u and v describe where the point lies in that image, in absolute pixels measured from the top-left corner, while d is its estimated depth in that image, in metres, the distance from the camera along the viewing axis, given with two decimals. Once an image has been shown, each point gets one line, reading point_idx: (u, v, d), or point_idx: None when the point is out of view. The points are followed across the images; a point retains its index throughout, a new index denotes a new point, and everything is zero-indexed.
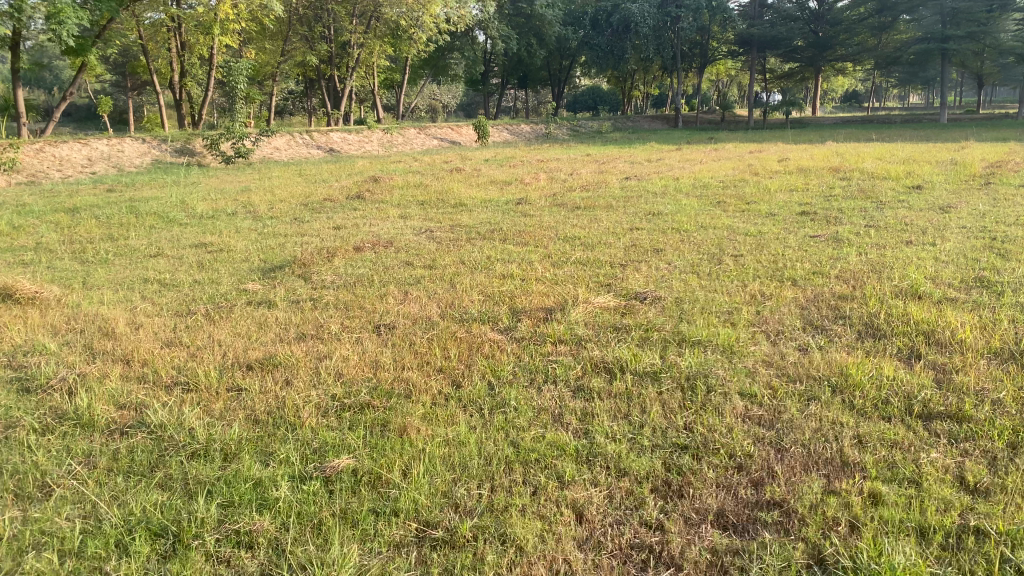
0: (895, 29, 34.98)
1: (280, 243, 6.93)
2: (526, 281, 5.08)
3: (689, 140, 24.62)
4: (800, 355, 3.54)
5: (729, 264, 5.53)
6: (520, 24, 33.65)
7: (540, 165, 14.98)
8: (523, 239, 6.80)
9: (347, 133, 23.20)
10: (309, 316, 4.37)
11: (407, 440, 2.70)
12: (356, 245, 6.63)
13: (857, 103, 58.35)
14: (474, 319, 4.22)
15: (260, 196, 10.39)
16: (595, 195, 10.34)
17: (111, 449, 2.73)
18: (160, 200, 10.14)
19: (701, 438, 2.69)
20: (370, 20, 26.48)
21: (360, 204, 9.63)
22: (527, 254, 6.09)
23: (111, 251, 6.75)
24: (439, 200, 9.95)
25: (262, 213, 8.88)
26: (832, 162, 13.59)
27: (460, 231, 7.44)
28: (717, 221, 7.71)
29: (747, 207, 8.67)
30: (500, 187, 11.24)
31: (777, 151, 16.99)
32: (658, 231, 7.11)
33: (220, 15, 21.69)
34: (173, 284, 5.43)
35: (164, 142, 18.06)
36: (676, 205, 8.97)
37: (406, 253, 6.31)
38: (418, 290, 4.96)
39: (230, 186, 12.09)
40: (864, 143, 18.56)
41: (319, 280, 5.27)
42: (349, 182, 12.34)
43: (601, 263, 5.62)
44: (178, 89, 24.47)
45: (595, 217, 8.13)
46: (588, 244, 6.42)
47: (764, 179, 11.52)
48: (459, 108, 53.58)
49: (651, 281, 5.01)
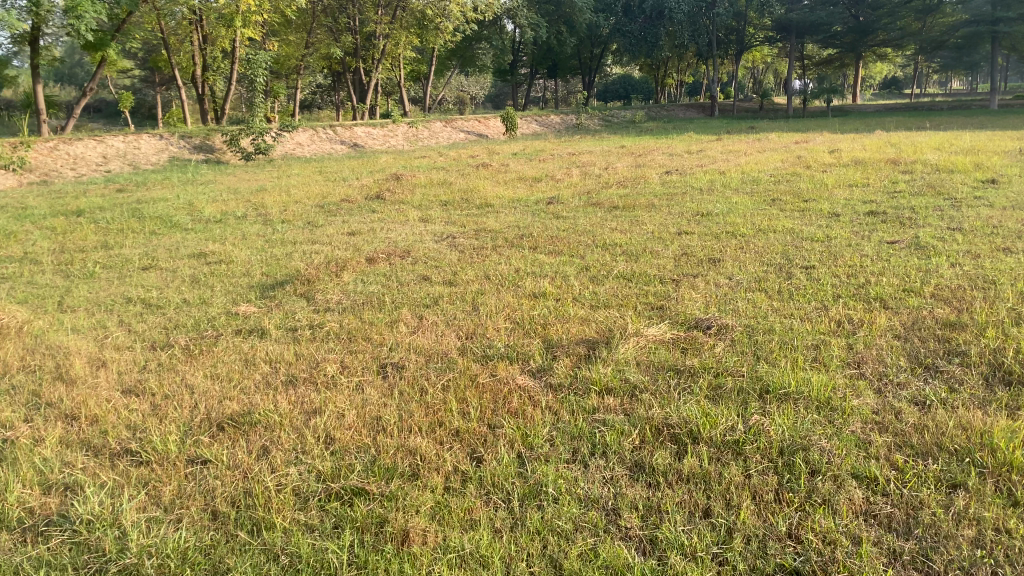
0: (939, 12, 33.56)
1: (285, 253, 6.26)
2: (563, 304, 4.33)
3: (726, 130, 23.67)
4: (921, 414, 2.75)
5: (801, 279, 4.74)
6: (550, 13, 32.80)
7: (572, 160, 14.21)
8: (557, 247, 6.06)
9: (372, 128, 22.55)
10: (305, 352, 3.66)
11: (407, 557, 1.97)
12: (370, 255, 5.92)
13: (895, 90, 56.70)
14: (502, 356, 3.48)
15: (273, 197, 9.73)
16: (633, 192, 9.57)
17: (12, 564, 2.03)
18: (168, 202, 9.54)
19: (819, 559, 1.92)
20: (396, 11, 25.80)
21: (379, 206, 8.93)
22: (562, 266, 5.35)
23: (100, 262, 6.11)
24: (465, 200, 9.24)
25: (274, 217, 8.22)
26: (887, 154, 12.66)
27: (487, 236, 6.71)
28: (774, 223, 6.91)
29: (804, 206, 7.85)
30: (529, 184, 10.49)
31: (822, 142, 16.05)
32: (710, 235, 6.33)
33: (241, 7, 21.11)
34: (159, 305, 4.75)
35: (183, 139, 17.52)
36: (725, 204, 8.17)
37: (425, 265, 5.60)
38: (435, 314, 4.23)
39: (246, 185, 11.46)
40: (918, 133, 17.49)
41: (322, 300, 4.57)
42: (370, 180, 11.65)
43: (651, 278, 4.88)
44: (200, 84, 23.98)
45: (635, 219, 7.36)
46: (632, 253, 5.67)
47: (816, 173, 10.66)
48: (487, 100, 52.96)
49: (712, 303, 4.25)
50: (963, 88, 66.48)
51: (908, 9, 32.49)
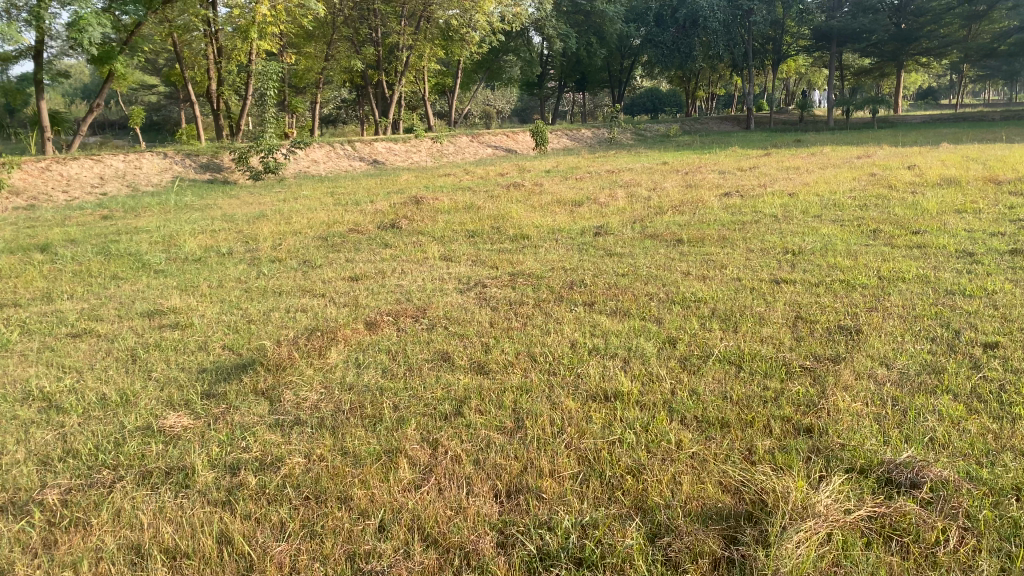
0: (988, 18, 31.57)
1: (264, 311, 4.80)
2: (656, 418, 2.83)
3: (772, 143, 22.15)
4: None
5: (1000, 371, 3.19)
6: (579, 22, 31.42)
7: (613, 179, 12.75)
8: (620, 305, 4.54)
9: (392, 143, 21.23)
10: (240, 534, 2.17)
11: None
12: (370, 316, 4.46)
13: (934, 101, 54.43)
14: (570, 561, 1.96)
15: (271, 227, 8.32)
16: (694, 218, 8.14)
17: None
18: (150, 234, 8.17)
19: None
20: (420, 21, 24.34)
21: (394, 238, 7.49)
22: (638, 337, 3.86)
23: (24, 326, 4.69)
24: (494, 229, 7.82)
25: (265, 254, 6.78)
26: (974, 170, 11.06)
27: (524, 285, 5.23)
28: (897, 265, 5.36)
29: (917, 239, 6.31)
30: (569, 210, 9.02)
31: (888, 157, 14.37)
32: (822, 287, 4.79)
33: (256, 17, 19.82)
34: (59, 407, 3.29)
35: (189, 157, 16.26)
36: (817, 238, 6.62)
37: (445, 334, 4.13)
38: (457, 437, 2.75)
39: (246, 211, 10.09)
40: (991, 144, 15.84)
41: (294, 407, 3.12)
42: (386, 203, 10.19)
43: (771, 365, 3.39)
44: (215, 98, 22.83)
45: (710, 259, 5.83)
46: (727, 318, 4.18)
47: (907, 195, 9.05)
48: (514, 114, 52.03)
49: (889, 422, 2.74)
50: (1003, 99, 63.91)
51: (954, 15, 30.68)
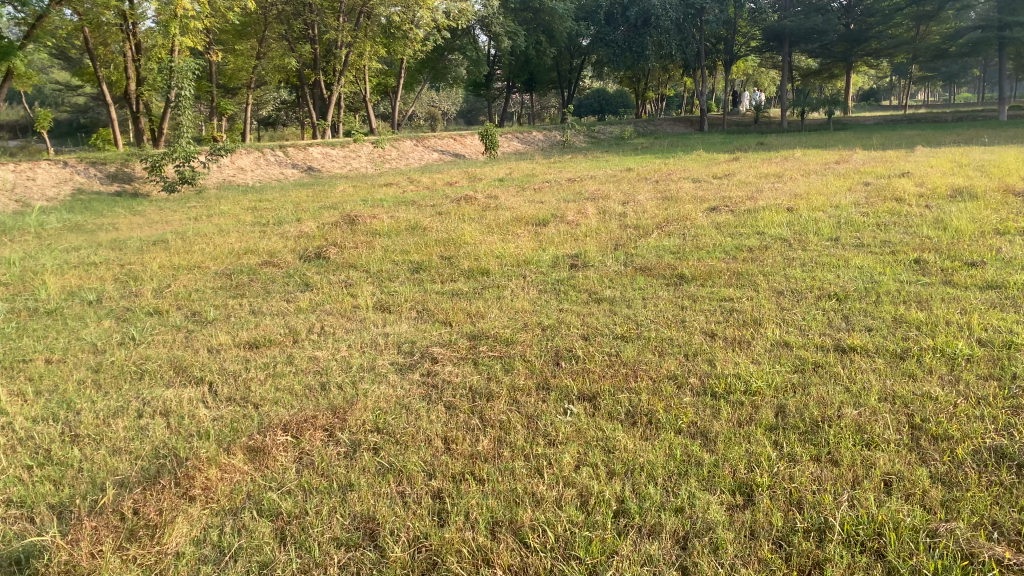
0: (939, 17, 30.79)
1: (103, 417, 3.18)
2: None
3: (734, 146, 20.98)
4: None
5: None
6: (528, 20, 29.93)
7: (576, 189, 11.34)
8: (638, 401, 3.06)
9: (330, 148, 19.50)
10: None
11: None
12: (261, 432, 2.89)
13: (876, 101, 54.57)
14: None
15: (165, 258, 6.66)
16: (683, 242, 6.75)
17: None
18: (9, 269, 6.42)
19: None
20: (360, 17, 22.55)
21: (316, 274, 5.92)
22: (686, 482, 2.39)
23: None
24: (444, 260, 6.30)
25: (142, 304, 5.13)
26: (976, 179, 9.90)
27: (491, 358, 3.72)
28: (995, 321, 3.97)
29: (982, 275, 4.98)
30: (533, 231, 7.56)
31: (869, 162, 13.22)
32: (912, 363, 3.38)
33: (177, 11, 17.69)
34: None
35: (94, 165, 14.30)
36: (852, 273, 5.27)
37: (374, 468, 2.58)
38: None
39: (144, 234, 8.35)
40: (971, 148, 14.81)
41: None
42: (314, 224, 8.58)
43: (942, 560, 1.96)
44: (135, 100, 20.79)
45: (734, 310, 4.40)
46: (812, 432, 2.73)
47: (925, 210, 7.78)
48: (460, 116, 50.93)
49: None
50: (939, 100, 64.74)
51: (904, 14, 29.84)
